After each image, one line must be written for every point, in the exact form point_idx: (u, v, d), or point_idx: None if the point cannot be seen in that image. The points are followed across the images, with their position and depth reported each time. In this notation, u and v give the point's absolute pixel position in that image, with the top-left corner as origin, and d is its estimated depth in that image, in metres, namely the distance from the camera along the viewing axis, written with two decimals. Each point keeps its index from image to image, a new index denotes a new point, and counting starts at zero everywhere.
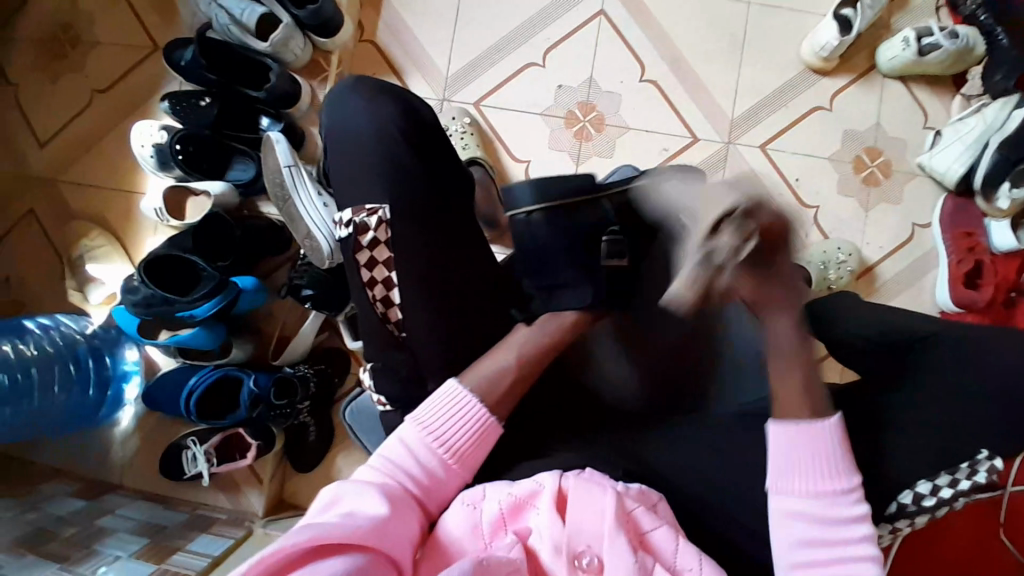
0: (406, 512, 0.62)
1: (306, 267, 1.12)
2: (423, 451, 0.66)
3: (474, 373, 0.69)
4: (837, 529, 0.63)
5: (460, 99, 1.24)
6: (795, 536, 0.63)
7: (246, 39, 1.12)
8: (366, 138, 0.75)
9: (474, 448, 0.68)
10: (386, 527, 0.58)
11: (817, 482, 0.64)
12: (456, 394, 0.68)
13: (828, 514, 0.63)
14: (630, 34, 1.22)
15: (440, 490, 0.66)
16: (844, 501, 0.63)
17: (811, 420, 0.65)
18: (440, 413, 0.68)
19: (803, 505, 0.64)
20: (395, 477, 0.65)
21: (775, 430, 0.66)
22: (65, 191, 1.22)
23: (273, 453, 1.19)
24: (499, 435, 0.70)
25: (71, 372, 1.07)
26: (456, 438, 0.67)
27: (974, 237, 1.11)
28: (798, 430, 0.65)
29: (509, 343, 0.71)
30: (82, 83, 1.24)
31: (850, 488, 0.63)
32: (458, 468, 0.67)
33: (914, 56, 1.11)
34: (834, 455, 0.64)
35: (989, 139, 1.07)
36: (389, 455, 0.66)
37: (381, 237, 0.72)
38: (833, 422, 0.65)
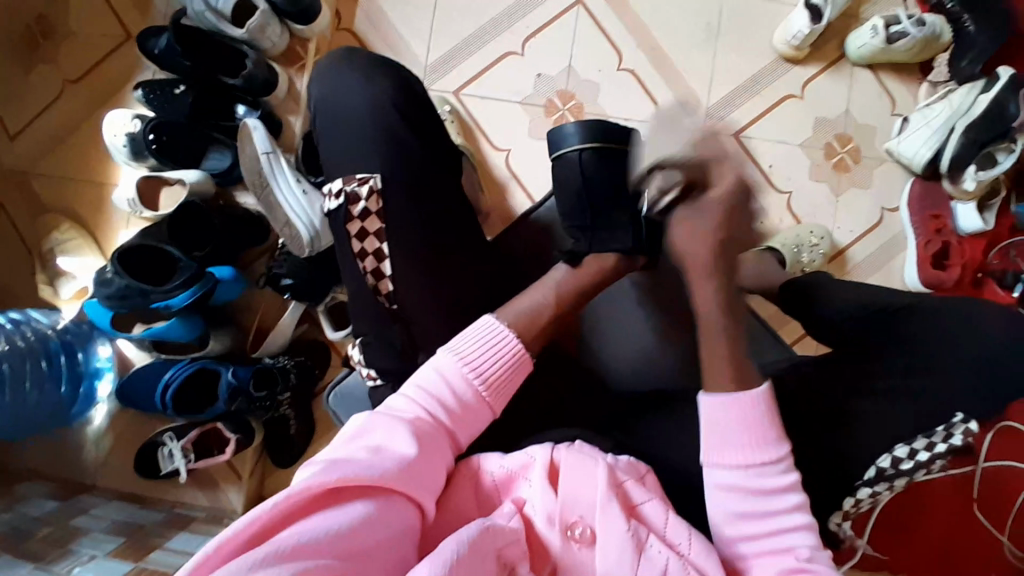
0: (436, 450, 0.60)
1: (285, 256, 1.11)
2: (460, 381, 0.64)
3: (512, 309, 0.69)
4: (771, 499, 0.62)
5: (439, 87, 1.23)
6: (729, 506, 0.62)
7: (221, 25, 1.09)
8: (351, 118, 0.74)
9: (509, 383, 0.66)
10: (414, 467, 0.57)
11: (750, 454, 0.62)
12: (496, 330, 0.67)
13: (759, 484, 0.62)
14: (608, 23, 1.24)
15: (473, 422, 0.64)
16: (773, 474, 0.62)
17: (740, 389, 0.64)
18: (478, 348, 0.66)
19: (737, 476, 0.62)
20: (429, 407, 0.63)
21: (708, 405, 0.64)
22: (35, 183, 1.18)
23: (253, 448, 1.16)
24: (529, 371, 0.69)
25: (43, 368, 1.04)
26: (492, 371, 0.65)
27: (942, 219, 1.16)
28: (726, 400, 0.63)
29: (546, 282, 0.73)
30: (51, 72, 1.20)
31: (782, 455, 0.63)
32: (493, 401, 0.65)
33: (883, 43, 1.14)
34: (760, 425, 0.63)
35: (955, 124, 1.10)
36: (424, 383, 0.64)
37: (372, 207, 0.71)
38: (760, 389, 0.64)
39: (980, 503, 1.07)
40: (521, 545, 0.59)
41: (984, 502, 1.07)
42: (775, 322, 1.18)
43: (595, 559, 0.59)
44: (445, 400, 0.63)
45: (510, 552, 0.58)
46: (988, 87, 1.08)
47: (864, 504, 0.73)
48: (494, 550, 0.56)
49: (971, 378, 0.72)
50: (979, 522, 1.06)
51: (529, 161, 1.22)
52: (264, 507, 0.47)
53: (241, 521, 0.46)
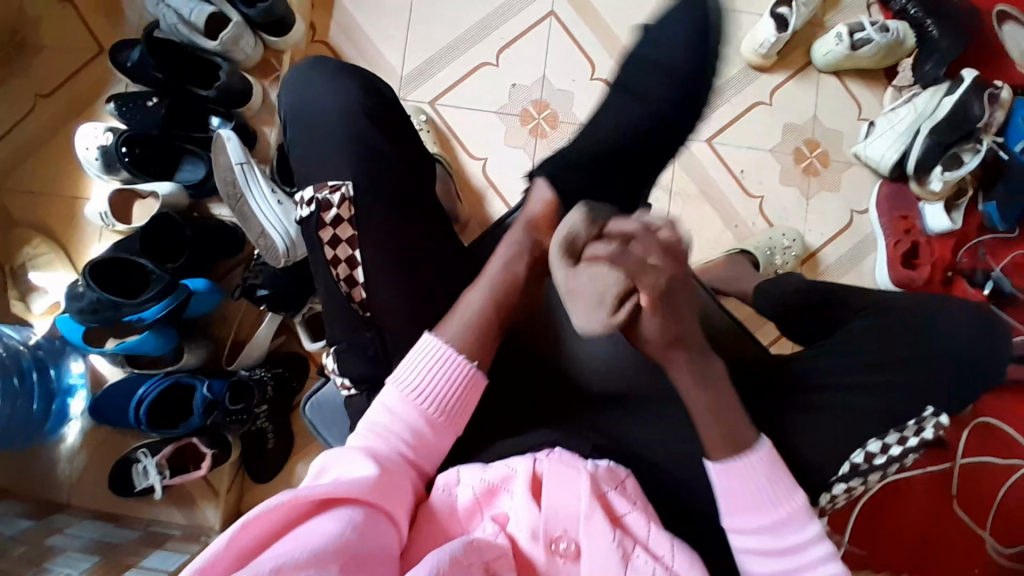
0: (398, 471, 0.62)
1: (261, 267, 1.10)
2: (410, 405, 0.66)
3: (452, 324, 0.69)
4: (796, 555, 0.62)
5: (415, 98, 1.24)
6: (759, 570, 0.63)
7: (195, 38, 1.10)
8: (321, 126, 0.75)
9: (461, 402, 0.68)
10: (378, 486, 0.58)
11: (772, 516, 0.63)
12: (433, 347, 0.68)
13: (784, 544, 0.63)
14: (580, 33, 1.25)
15: (435, 437, 0.67)
16: (796, 532, 0.63)
17: (742, 453, 0.64)
18: (421, 373, 0.67)
19: (756, 539, 0.63)
20: (382, 443, 0.64)
21: (716, 472, 0.64)
22: (7, 199, 1.17)
23: (230, 462, 1.15)
24: (482, 386, 0.70)
25: (16, 385, 1.02)
26: (440, 387, 0.67)
27: (910, 220, 1.18)
28: (733, 467, 0.63)
29: (482, 281, 0.71)
30: (24, 87, 1.19)
31: (800, 512, 0.63)
32: (446, 424, 0.67)
33: (847, 50, 1.18)
34: (769, 484, 0.63)
35: (921, 126, 1.12)
36: (374, 422, 0.66)
37: (344, 215, 0.71)
38: (762, 447, 0.64)
39: (958, 498, 1.08)
40: (507, 562, 0.59)
41: (962, 495, 1.09)
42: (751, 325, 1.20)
43: (581, 572, 0.60)
44: (398, 433, 0.65)
45: (497, 567, 0.58)
46: (952, 90, 1.11)
47: (841, 499, 0.74)
48: (481, 565, 0.56)
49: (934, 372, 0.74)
50: (957, 517, 1.08)
51: (505, 169, 1.22)
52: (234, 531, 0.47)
53: (214, 548, 0.46)
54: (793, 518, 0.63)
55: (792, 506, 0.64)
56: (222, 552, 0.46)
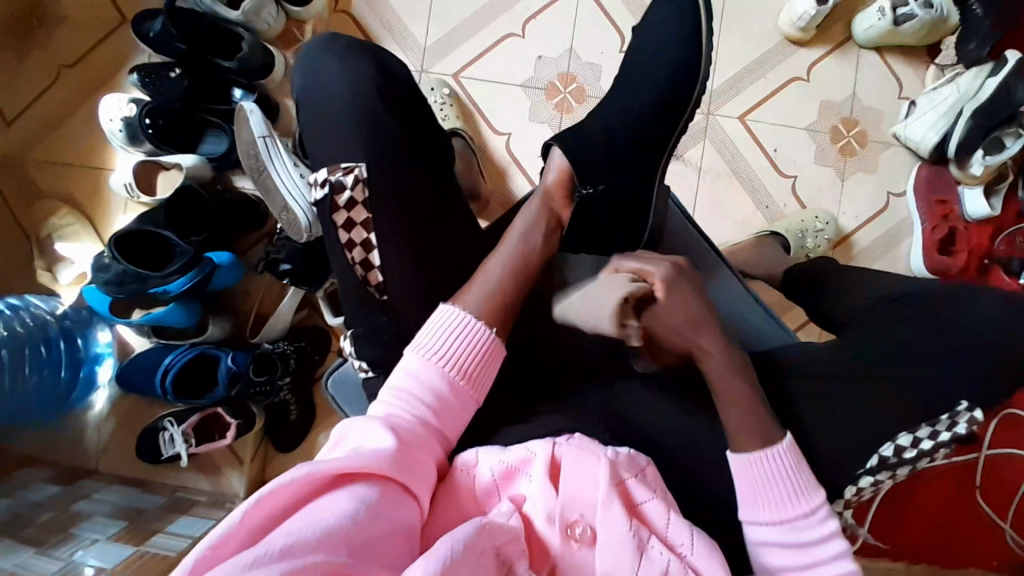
0: (416, 443, 0.62)
1: (283, 241, 1.10)
2: (429, 376, 0.66)
3: (471, 298, 0.71)
4: (812, 550, 0.63)
5: (438, 70, 1.22)
6: (775, 561, 0.64)
7: (216, 8, 1.07)
8: (342, 105, 0.73)
9: (482, 368, 0.69)
10: (395, 458, 0.58)
11: (789, 508, 0.64)
12: (453, 317, 0.69)
13: (801, 538, 0.64)
14: (608, 3, 1.21)
15: (453, 409, 0.67)
16: (814, 526, 0.64)
17: (765, 448, 0.65)
18: (445, 339, 0.68)
19: (775, 532, 0.64)
20: (406, 409, 0.65)
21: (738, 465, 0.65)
22: (32, 169, 1.17)
23: (252, 432, 1.16)
24: (500, 355, 0.71)
25: (42, 355, 1.03)
26: (462, 356, 0.68)
27: (949, 205, 1.14)
28: (753, 458, 0.65)
29: (500, 254, 0.75)
30: (47, 56, 1.19)
31: (818, 508, 0.65)
32: (468, 391, 0.68)
33: (890, 25, 1.12)
34: (791, 478, 0.64)
35: (963, 108, 1.09)
36: (398, 387, 0.66)
37: (358, 197, 0.71)
38: (784, 443, 0.65)
39: (982, 489, 1.07)
40: (520, 543, 0.58)
41: (987, 487, 1.07)
42: (778, 309, 1.17)
43: (596, 559, 0.59)
44: (422, 398, 0.65)
45: (510, 551, 0.57)
46: (996, 70, 1.07)
47: (867, 493, 0.72)
48: (493, 549, 0.55)
49: (969, 367, 0.72)
50: (982, 508, 1.06)
51: (528, 145, 1.20)
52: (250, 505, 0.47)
53: (228, 525, 0.45)
54: (809, 513, 0.64)
55: (808, 503, 0.64)
56: (237, 527, 0.45)
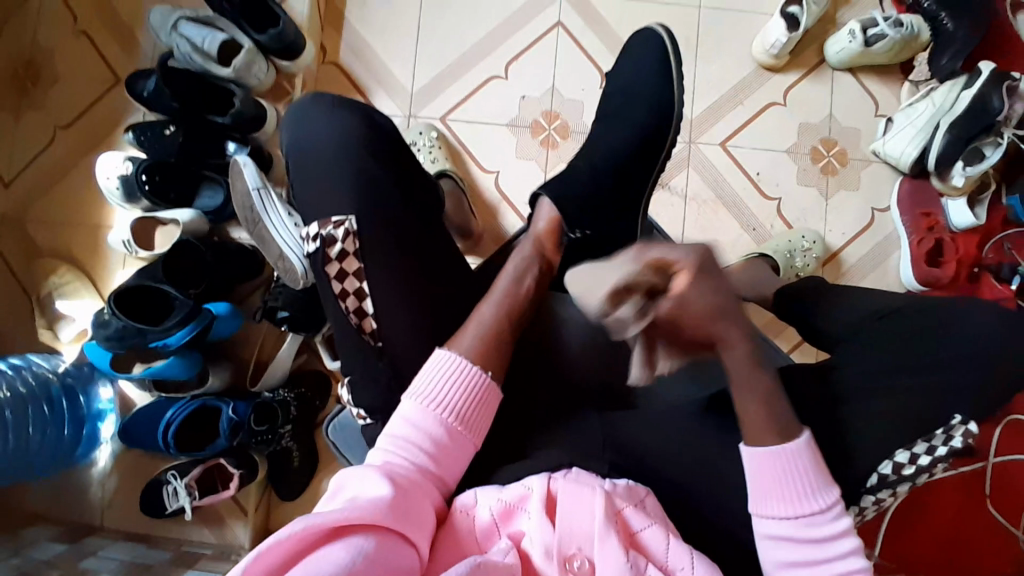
0: (414, 490, 0.62)
1: (280, 289, 1.11)
2: (426, 421, 0.67)
3: (464, 340, 0.72)
4: (823, 545, 0.63)
5: (426, 114, 1.25)
6: (781, 557, 0.64)
7: (209, 66, 1.13)
8: (329, 154, 0.76)
9: (477, 409, 0.70)
10: (394, 506, 0.59)
11: (801, 507, 0.63)
12: (447, 361, 0.70)
13: (809, 534, 0.63)
14: (587, 41, 1.25)
15: (451, 452, 0.68)
16: (823, 526, 0.63)
17: (783, 443, 0.65)
18: (439, 383, 0.69)
19: (787, 529, 0.63)
20: (404, 455, 0.66)
21: (751, 459, 0.65)
22: (32, 230, 1.20)
23: (256, 482, 1.15)
24: (495, 395, 0.72)
25: (45, 412, 1.04)
26: (456, 400, 0.69)
27: (934, 217, 1.15)
28: (774, 454, 0.64)
29: (494, 293, 0.77)
30: (45, 120, 1.23)
31: (829, 505, 0.64)
32: (465, 433, 0.69)
33: (861, 47, 1.16)
34: (808, 476, 0.64)
35: (940, 121, 1.10)
36: (395, 434, 0.67)
37: (349, 249, 0.72)
38: (802, 437, 0.65)
39: (993, 498, 1.06)
40: None
41: (997, 497, 1.06)
42: (773, 329, 1.18)
43: None
44: (420, 444, 0.67)
45: None
46: (971, 82, 1.09)
47: (870, 511, 0.73)
48: None
49: (962, 375, 0.73)
50: (993, 518, 1.05)
51: (517, 182, 1.23)
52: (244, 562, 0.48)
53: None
54: (818, 512, 0.63)
55: (818, 501, 0.64)
56: None
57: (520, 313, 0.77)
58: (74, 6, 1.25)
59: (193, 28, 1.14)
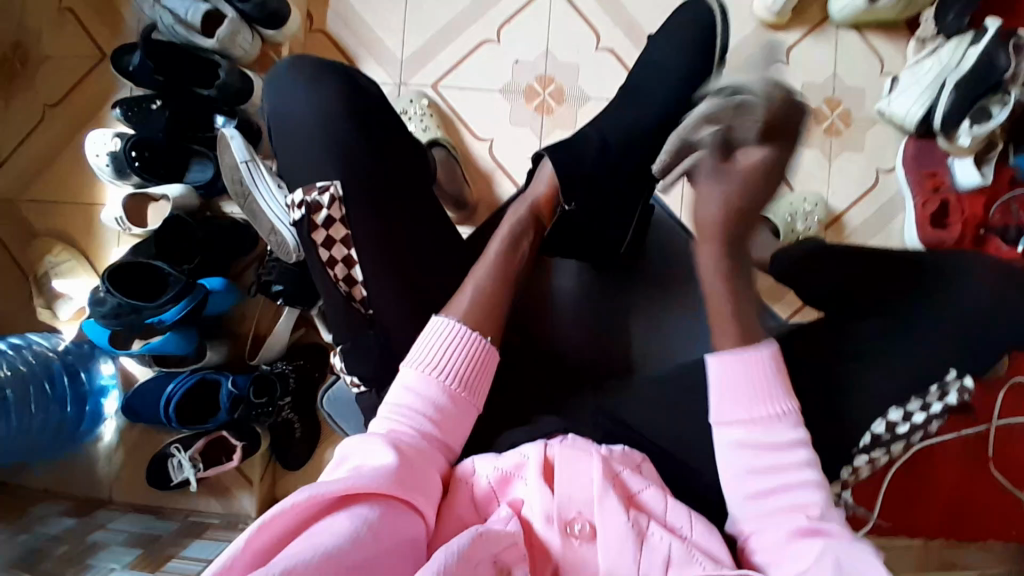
0: (417, 457, 0.62)
1: (273, 263, 1.11)
2: (427, 388, 0.67)
3: (456, 307, 0.71)
4: (782, 452, 0.63)
5: (417, 82, 1.22)
6: (744, 463, 0.63)
7: (193, 37, 1.10)
8: (308, 128, 0.74)
9: (478, 373, 0.69)
10: (397, 473, 0.58)
11: (759, 408, 0.64)
12: (445, 328, 0.69)
13: (769, 438, 0.63)
14: (581, 1, 1.21)
15: (454, 418, 0.67)
16: (780, 427, 0.63)
17: (747, 348, 0.66)
18: (438, 349, 0.68)
19: (742, 433, 0.64)
20: (407, 423, 0.65)
21: (715, 361, 0.66)
22: (27, 210, 1.19)
23: (261, 452, 1.17)
24: (495, 358, 0.71)
25: (47, 391, 1.05)
26: (457, 365, 0.68)
27: (939, 177, 1.12)
28: (736, 358, 0.66)
29: (484, 260, 0.76)
30: (33, 98, 1.21)
31: (788, 411, 0.64)
32: (467, 399, 0.68)
33: (866, 4, 1.10)
34: (769, 381, 0.65)
35: (946, 79, 1.06)
36: (397, 403, 0.66)
37: (336, 214, 0.71)
38: (767, 346, 0.66)
39: (995, 461, 1.05)
40: (519, 546, 0.58)
41: (1000, 460, 1.05)
42: (773, 295, 1.16)
43: (598, 554, 0.59)
44: (422, 411, 0.66)
45: (506, 557, 0.57)
46: (977, 39, 1.04)
47: (863, 471, 0.73)
48: (488, 557, 0.55)
49: (960, 340, 0.71)
50: (995, 480, 1.05)
51: (511, 149, 1.20)
52: (246, 536, 0.48)
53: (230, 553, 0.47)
54: (776, 413, 0.64)
55: (780, 406, 0.64)
56: (237, 557, 0.47)
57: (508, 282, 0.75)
58: None
59: None
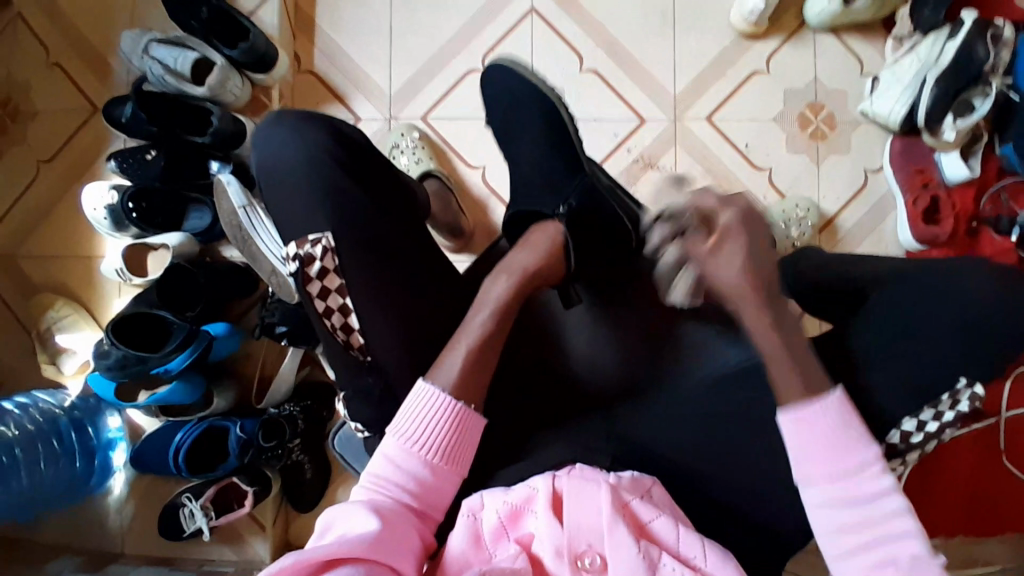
0: (400, 523, 0.62)
1: (276, 305, 1.12)
2: (408, 461, 0.66)
3: (442, 375, 0.69)
4: (868, 505, 0.61)
5: (407, 115, 1.24)
6: (831, 524, 0.62)
7: (184, 86, 1.12)
8: (299, 174, 0.75)
9: (458, 443, 0.68)
10: (380, 539, 0.58)
11: (838, 464, 0.62)
12: (425, 395, 0.68)
13: (853, 495, 0.61)
14: (561, 26, 1.23)
15: (435, 490, 0.67)
16: (866, 481, 0.61)
17: (816, 398, 0.63)
18: (417, 420, 0.67)
19: (833, 491, 0.62)
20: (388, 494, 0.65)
21: (790, 424, 0.63)
22: (27, 266, 1.20)
23: (272, 497, 1.16)
24: (474, 423, 0.69)
25: (55, 447, 1.05)
26: (435, 437, 0.67)
27: (927, 174, 1.14)
28: (800, 418, 0.63)
29: (466, 330, 0.72)
30: (24, 153, 1.22)
31: (870, 461, 0.61)
32: (447, 469, 0.67)
33: (841, 7, 1.13)
34: (842, 431, 0.62)
35: (927, 75, 1.09)
36: (374, 473, 0.66)
37: (329, 265, 0.72)
38: (833, 395, 0.63)
39: (1006, 452, 1.06)
40: None
41: (1010, 450, 1.06)
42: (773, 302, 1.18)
43: None
44: (401, 482, 0.66)
45: None
46: (955, 32, 1.07)
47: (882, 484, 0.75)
48: None
49: (979, 341, 0.70)
50: (1006, 470, 1.06)
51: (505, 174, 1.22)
52: None
53: None
54: (858, 468, 0.61)
55: (858, 457, 0.62)
56: None
57: (496, 343, 0.72)
58: (40, 34, 1.24)
59: (163, 49, 1.13)
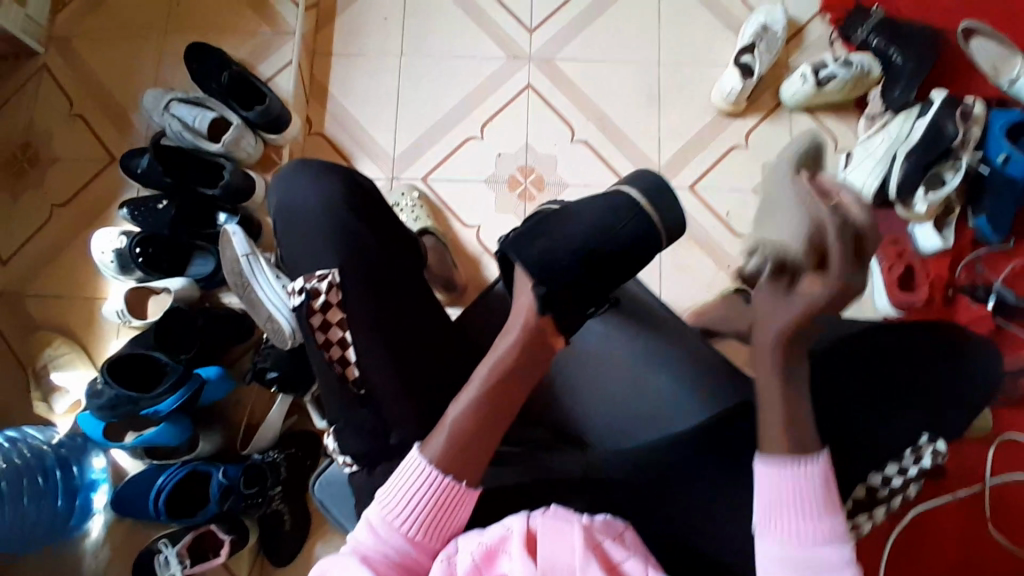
0: None
1: (269, 350, 1.14)
2: (391, 534, 0.65)
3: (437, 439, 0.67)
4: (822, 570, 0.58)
5: (408, 175, 1.31)
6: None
7: (199, 142, 1.20)
8: (304, 214, 0.80)
9: (444, 520, 0.65)
10: None
11: (806, 525, 0.59)
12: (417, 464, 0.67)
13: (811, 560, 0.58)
14: (555, 101, 1.33)
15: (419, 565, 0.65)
16: (830, 546, 0.59)
17: (802, 455, 0.62)
18: (404, 491, 0.66)
19: (787, 550, 0.59)
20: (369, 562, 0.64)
21: (765, 470, 0.62)
22: (30, 305, 1.24)
23: (248, 550, 1.15)
24: (464, 498, 0.66)
25: (39, 484, 1.05)
26: (420, 510, 0.65)
27: (901, 244, 1.19)
28: (785, 469, 0.61)
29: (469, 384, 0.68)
30: (41, 198, 1.29)
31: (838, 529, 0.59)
32: (430, 543, 0.65)
33: (814, 88, 1.23)
34: (821, 497, 0.60)
35: (897, 151, 1.16)
36: (359, 542, 0.65)
37: (333, 300, 0.76)
38: (820, 455, 0.62)
39: (993, 519, 1.06)
40: None
41: (997, 517, 1.06)
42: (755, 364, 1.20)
43: None
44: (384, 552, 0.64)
45: None
46: (924, 112, 1.16)
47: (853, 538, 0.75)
48: None
49: None
50: (993, 537, 1.05)
51: (497, 234, 1.28)
52: None
53: None
54: (827, 532, 0.59)
55: (828, 523, 0.60)
56: None
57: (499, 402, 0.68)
58: (69, 91, 1.33)
59: (183, 108, 1.22)
